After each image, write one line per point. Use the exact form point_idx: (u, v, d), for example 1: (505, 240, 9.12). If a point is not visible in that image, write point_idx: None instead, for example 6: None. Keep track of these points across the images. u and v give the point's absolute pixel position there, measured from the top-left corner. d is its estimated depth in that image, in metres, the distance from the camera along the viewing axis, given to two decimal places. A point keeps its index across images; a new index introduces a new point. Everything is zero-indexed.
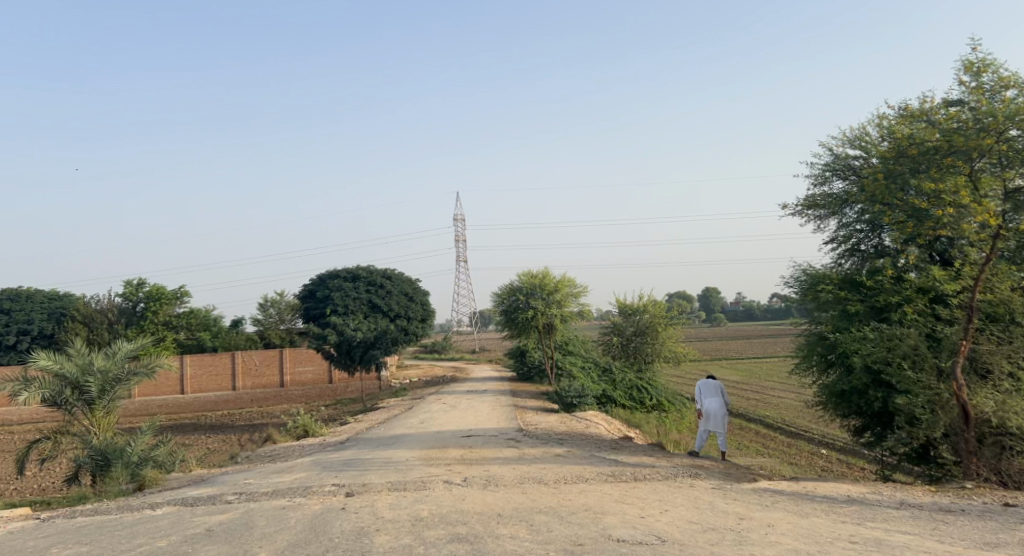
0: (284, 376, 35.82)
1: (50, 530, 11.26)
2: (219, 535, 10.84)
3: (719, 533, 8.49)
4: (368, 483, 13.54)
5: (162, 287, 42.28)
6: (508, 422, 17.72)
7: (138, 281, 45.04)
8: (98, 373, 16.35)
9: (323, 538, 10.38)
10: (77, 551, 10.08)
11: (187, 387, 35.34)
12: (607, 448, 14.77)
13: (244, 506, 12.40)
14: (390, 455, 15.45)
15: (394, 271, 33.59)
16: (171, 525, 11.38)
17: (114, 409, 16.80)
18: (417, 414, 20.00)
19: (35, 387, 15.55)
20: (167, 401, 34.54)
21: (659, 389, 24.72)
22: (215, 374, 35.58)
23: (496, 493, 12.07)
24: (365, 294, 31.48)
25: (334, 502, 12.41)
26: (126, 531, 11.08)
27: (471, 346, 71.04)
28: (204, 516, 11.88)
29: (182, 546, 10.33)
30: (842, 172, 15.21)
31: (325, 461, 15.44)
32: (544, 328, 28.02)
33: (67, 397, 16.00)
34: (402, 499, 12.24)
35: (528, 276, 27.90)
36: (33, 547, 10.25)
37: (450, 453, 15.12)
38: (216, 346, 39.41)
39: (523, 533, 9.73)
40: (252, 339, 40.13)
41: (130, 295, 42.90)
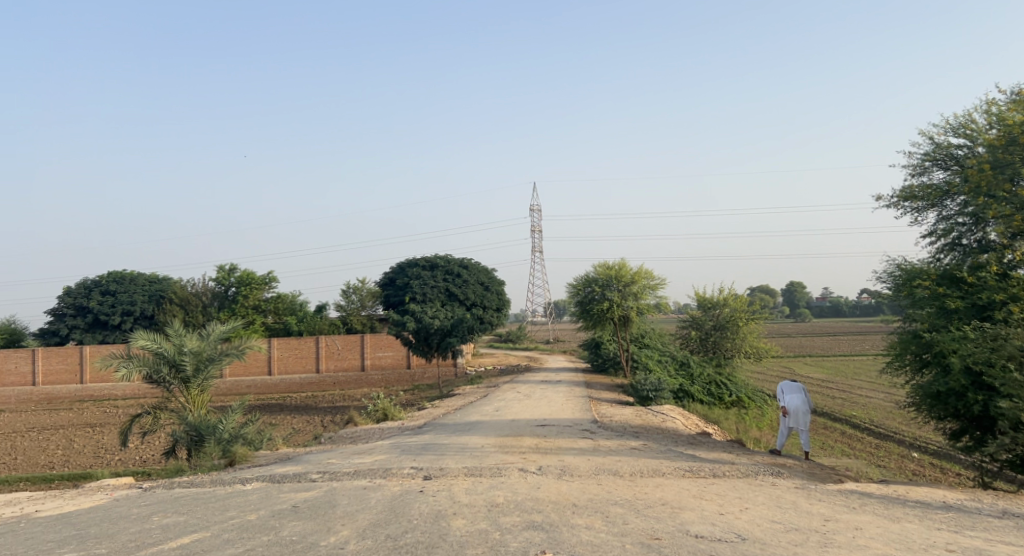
0: (365, 359, 36.62)
1: (152, 500, 11.99)
2: (305, 511, 11.30)
3: (804, 534, 8.25)
4: (445, 468, 13.80)
5: (251, 272, 44.00)
6: (583, 413, 17.69)
7: (230, 265, 47.06)
8: (192, 353, 17.18)
9: (403, 520, 10.66)
10: (175, 520, 10.71)
11: (274, 368, 36.66)
12: (684, 443, 14.55)
13: (328, 485, 12.87)
14: (466, 441, 15.69)
15: (472, 261, 34.22)
16: (260, 500, 11.93)
17: (208, 387, 17.68)
18: (493, 402, 20.20)
19: (136, 365, 16.56)
20: (255, 382, 36.23)
21: (739, 384, 24.10)
22: (300, 357, 36.80)
23: (572, 484, 12.09)
24: (442, 283, 32.37)
25: (412, 484, 12.71)
26: (219, 504, 11.68)
27: (546, 336, 71.01)
28: (291, 493, 12.41)
29: (270, 521, 10.81)
30: (944, 161, 14.41)
31: (404, 445, 15.83)
32: (620, 320, 27.77)
33: (165, 375, 16.96)
34: (478, 485, 12.43)
35: (604, 266, 27.63)
36: (137, 513, 10.94)
37: (525, 442, 15.21)
38: (301, 330, 40.82)
39: (599, 524, 9.73)
40: (335, 324, 41.44)
41: (222, 279, 44.95)
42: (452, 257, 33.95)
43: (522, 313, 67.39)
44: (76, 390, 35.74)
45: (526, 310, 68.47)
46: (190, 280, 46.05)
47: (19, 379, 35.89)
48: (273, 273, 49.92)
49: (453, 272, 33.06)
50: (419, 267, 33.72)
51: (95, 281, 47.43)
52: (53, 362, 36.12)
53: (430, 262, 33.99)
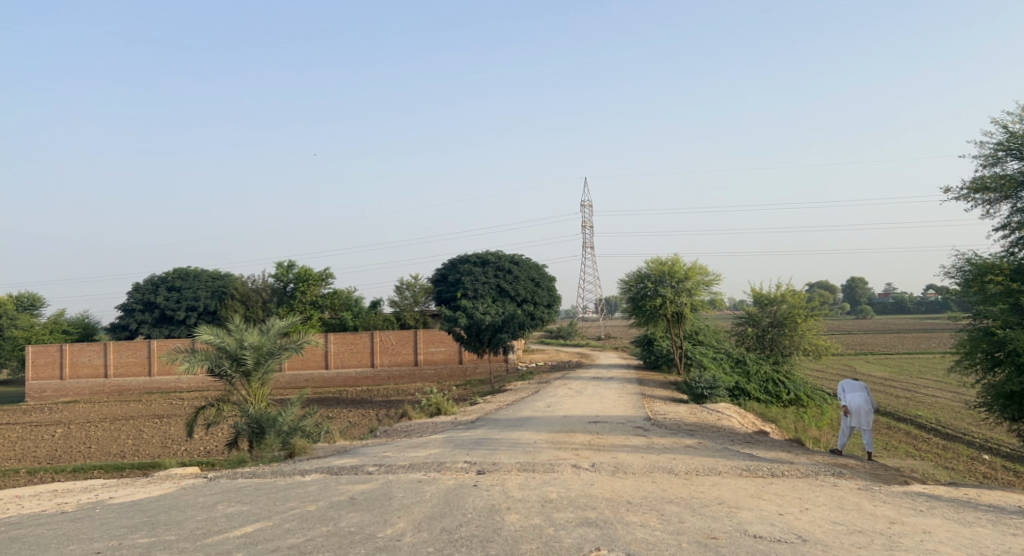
0: (418, 354, 36.99)
1: (217, 489, 12.41)
2: (362, 503, 11.53)
3: (868, 536, 8.03)
4: (499, 462, 13.88)
5: (308, 268, 45.01)
6: (636, 410, 17.55)
7: (289, 262, 48.19)
8: (252, 348, 17.69)
9: (457, 513, 10.77)
10: (240, 509, 11.07)
11: (331, 362, 37.43)
12: (741, 441, 14.29)
13: (384, 478, 13.09)
14: (519, 437, 15.74)
15: (523, 257, 34.30)
16: (320, 491, 12.22)
17: (267, 380, 18.18)
18: (545, 398, 20.21)
19: (200, 358, 17.13)
20: (313, 376, 37.09)
21: (798, 382, 23.54)
22: (356, 351, 37.46)
23: (626, 481, 12.01)
24: (493, 279, 32.50)
25: (466, 478, 12.83)
26: (280, 494, 12.01)
27: (597, 332, 70.65)
28: (349, 485, 12.67)
29: (330, 512, 11.07)
30: (1018, 151, 13.78)
31: (457, 439, 15.97)
32: (674, 316, 27.44)
33: (227, 368, 17.49)
34: (532, 480, 12.47)
35: (657, 262, 27.34)
36: (203, 502, 11.34)
37: (577, 438, 15.18)
38: (357, 325, 41.53)
39: (654, 522, 9.65)
40: (389, 320, 42.05)
41: (281, 276, 46.09)
42: (503, 253, 34.11)
43: (573, 309, 67.23)
44: (144, 382, 37.17)
45: (577, 306, 68.20)
46: (251, 276, 47.35)
47: (92, 370, 37.50)
48: (329, 270, 50.95)
49: (503, 269, 33.16)
50: (471, 263, 33.98)
51: (162, 277, 49.21)
52: (123, 354, 37.63)
53: (481, 259, 34.23)
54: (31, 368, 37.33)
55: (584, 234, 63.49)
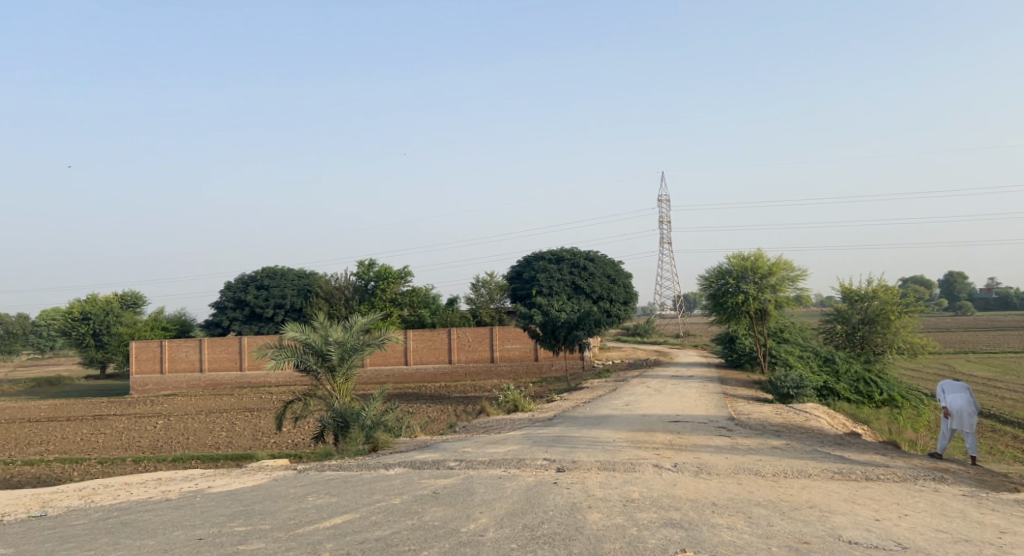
0: (494, 351, 37.25)
1: (306, 481, 12.85)
2: (444, 497, 11.70)
3: (976, 546, 7.58)
4: (578, 460, 13.82)
5: (388, 267, 46.09)
6: (718, 410, 17.14)
7: (369, 260, 49.38)
8: (337, 344, 18.22)
9: (538, 510, 10.79)
10: (328, 500, 11.42)
11: (410, 358, 38.20)
12: (830, 443, 13.76)
13: (465, 473, 13.23)
14: (598, 435, 15.64)
15: (598, 254, 34.05)
16: (403, 485, 12.47)
17: (351, 375, 18.70)
18: (623, 396, 20.01)
19: (288, 354, 17.76)
20: (393, 371, 37.99)
21: (892, 382, 22.49)
22: (434, 348, 38.09)
23: (710, 482, 11.75)
24: (568, 276, 32.38)
25: (545, 476, 12.83)
26: (366, 487, 12.32)
27: (675, 330, 69.49)
28: (431, 479, 12.87)
29: (414, 505, 11.29)
30: None
31: (536, 436, 16.00)
32: (757, 314, 26.68)
33: (313, 364, 18.08)
34: (612, 479, 12.36)
35: (739, 258, 26.67)
36: (294, 494, 11.75)
37: (658, 438, 14.96)
38: (434, 322, 42.19)
39: (741, 525, 9.41)
40: (466, 317, 42.56)
41: (362, 274, 47.39)
42: (578, 250, 33.95)
43: (651, 306, 66.32)
44: (236, 376, 38.88)
45: (654, 303, 67.28)
46: (333, 274, 48.77)
47: (188, 365, 39.45)
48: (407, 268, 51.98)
49: (579, 265, 32.97)
50: (546, 260, 33.98)
51: (251, 276, 51.32)
52: (216, 350, 39.44)
53: (556, 255, 34.19)
54: (135, 362, 39.50)
55: (661, 230, 62.50)
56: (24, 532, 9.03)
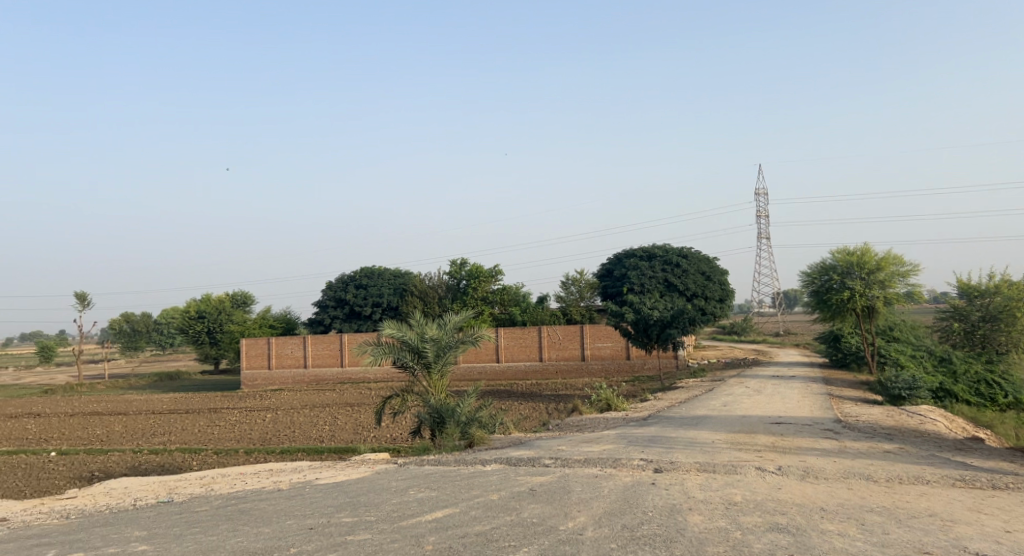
0: (585, 349, 37.06)
1: (407, 475, 13.19)
2: (542, 495, 11.74)
3: None
4: (676, 461, 13.56)
5: (479, 266, 46.72)
6: (823, 411, 16.43)
7: (461, 259, 50.16)
8: (432, 341, 18.60)
9: (637, 511, 10.65)
10: (429, 494, 11.68)
11: (501, 356, 38.58)
12: (950, 449, 12.93)
13: (561, 472, 13.22)
14: (695, 436, 15.30)
15: (692, 250, 33.29)
16: (501, 481, 12.60)
17: (446, 372, 19.03)
18: (721, 396, 19.49)
19: (386, 352, 18.28)
20: (485, 368, 38.52)
21: (1018, 384, 20.91)
22: (525, 345, 38.31)
23: (817, 486, 11.27)
24: (661, 273, 31.84)
25: (643, 476, 12.66)
26: (465, 483, 12.51)
27: (775, 327, 67.12)
28: (528, 477, 12.93)
29: (512, 501, 11.38)
30: None
31: (631, 436, 15.82)
32: (864, 311, 25.43)
33: (410, 361, 18.52)
34: (713, 481, 12.06)
35: (844, 252, 25.51)
36: (397, 487, 12.09)
37: (760, 439, 14.48)
38: (525, 320, 42.39)
39: (854, 532, 8.97)
40: (556, 315, 42.52)
41: (455, 273, 48.24)
42: (671, 246, 33.32)
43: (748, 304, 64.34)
44: (337, 372, 40.40)
45: (752, 301, 65.24)
46: (427, 274, 49.85)
47: (293, 361, 41.29)
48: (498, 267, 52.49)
49: (672, 262, 32.34)
50: (637, 258, 33.55)
51: (350, 277, 53.21)
52: (318, 347, 41.11)
53: (648, 252, 33.69)
54: (246, 358, 41.70)
55: (760, 225, 60.47)
56: (154, 516, 9.68)
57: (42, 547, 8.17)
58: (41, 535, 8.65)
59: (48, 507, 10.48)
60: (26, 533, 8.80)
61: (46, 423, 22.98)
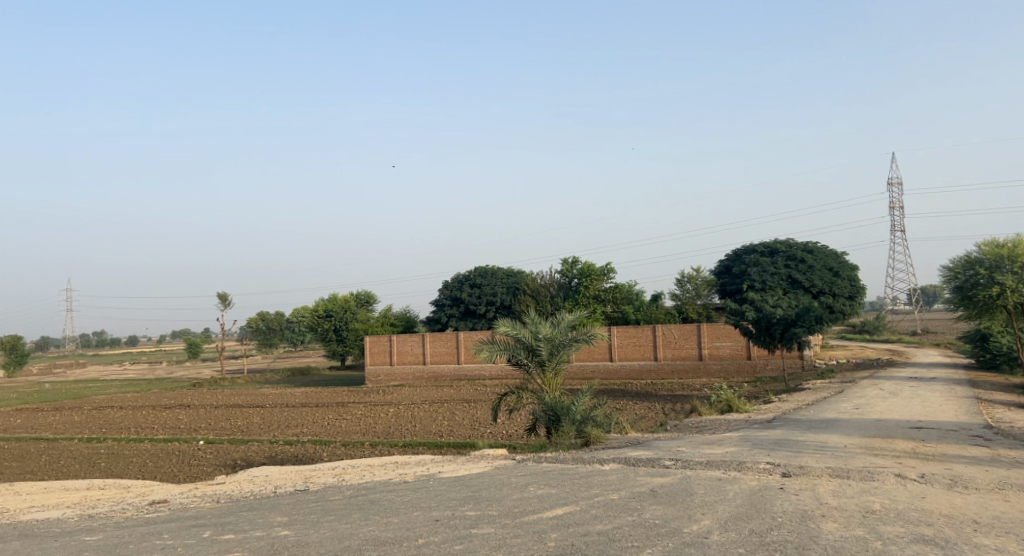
0: (702, 349, 35.99)
1: (527, 471, 13.31)
2: (663, 496, 11.51)
3: None
4: (806, 465, 12.92)
5: (591, 264, 46.50)
6: (970, 416, 15.16)
7: (572, 257, 50.12)
8: (546, 340, 18.70)
9: (765, 516, 10.23)
10: (549, 491, 11.73)
11: (615, 355, 38.27)
12: None
13: (682, 474, 12.90)
14: (825, 439, 14.53)
15: (817, 245, 31.64)
16: (621, 481, 12.46)
17: (561, 371, 19.06)
18: (853, 398, 18.38)
19: (501, 350, 18.53)
20: (598, 367, 38.41)
21: None
22: (640, 345, 37.76)
23: (967, 497, 10.40)
24: (783, 269, 30.47)
25: (770, 480, 12.15)
26: (584, 481, 12.48)
27: (913, 325, 62.71)
28: (647, 477, 12.72)
29: (633, 502, 11.24)
30: None
31: (754, 438, 15.23)
32: (1017, 308, 23.28)
33: (524, 359, 18.68)
34: (847, 487, 11.40)
35: (992, 245, 23.46)
36: (517, 483, 12.23)
37: (898, 445, 13.55)
38: (639, 319, 41.75)
39: (1015, 548, 8.20)
40: (671, 313, 41.57)
41: (566, 272, 48.29)
42: (794, 242, 31.80)
43: (882, 301, 60.46)
44: (454, 369, 41.44)
45: (886, 298, 61.26)
46: (539, 273, 50.17)
47: (413, 358, 42.72)
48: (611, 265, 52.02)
49: (795, 258, 30.86)
50: (758, 254, 32.28)
51: (465, 276, 54.41)
52: (436, 344, 42.30)
53: (770, 248, 32.31)
54: (369, 355, 43.54)
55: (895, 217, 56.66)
56: (294, 503, 10.29)
57: (198, 528, 8.85)
58: (196, 516, 9.38)
59: (201, 492, 11.37)
60: (184, 514, 9.58)
61: (195, 414, 24.96)
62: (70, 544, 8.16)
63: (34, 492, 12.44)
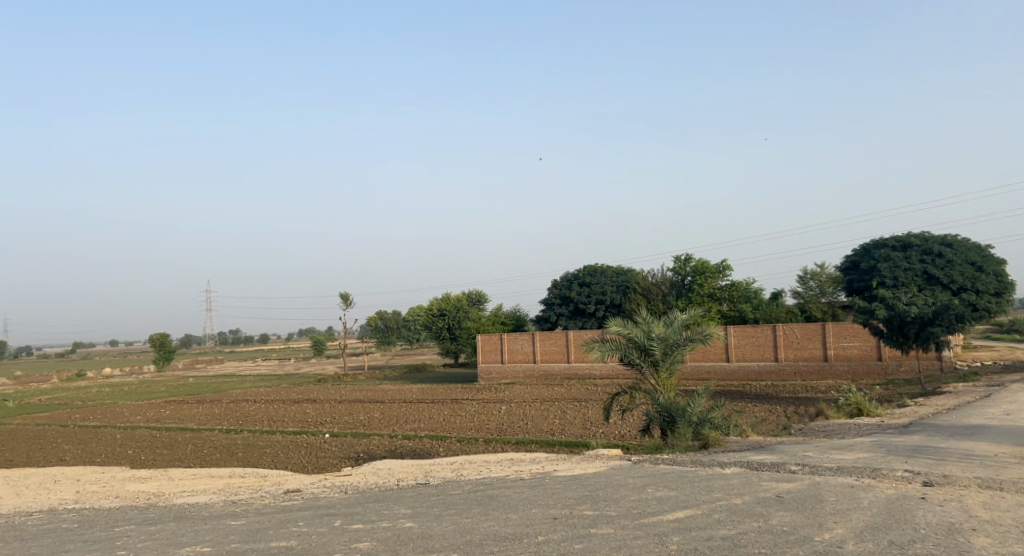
0: (828, 350, 34.17)
1: (644, 472, 13.07)
2: (790, 502, 10.98)
3: None
4: (950, 474, 11.95)
5: (706, 261, 45.22)
6: None
7: (685, 254, 48.90)
8: (659, 339, 18.28)
9: (907, 527, 9.54)
10: (668, 493, 11.46)
11: (732, 355, 37.05)
12: None
13: (811, 479, 12.26)
14: (971, 447, 13.39)
15: (957, 238, 29.27)
16: (743, 485, 12.00)
17: (675, 371, 18.61)
18: (1003, 403, 16.85)
19: (613, 349, 18.31)
20: (714, 368, 37.31)
21: None
22: (759, 345, 36.36)
23: None
24: (918, 265, 28.43)
25: (910, 489, 11.32)
26: (704, 484, 12.11)
27: None
28: (772, 482, 12.17)
29: (758, 507, 10.78)
30: None
31: (889, 444, 14.26)
32: None
33: (637, 359, 18.37)
34: (1000, 500, 10.43)
35: None
36: (634, 484, 12.03)
37: None
38: (758, 318, 40.18)
39: None
40: (792, 312, 39.73)
41: (679, 269, 47.25)
42: (930, 235, 29.56)
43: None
44: (564, 367, 41.46)
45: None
46: (651, 270, 49.33)
47: (524, 356, 43.06)
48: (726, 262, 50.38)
49: (932, 252, 28.72)
50: (889, 248, 30.26)
51: (575, 274, 54.32)
52: (547, 343, 42.43)
53: (902, 242, 30.23)
54: (481, 352, 44.27)
55: None
56: (417, 496, 10.58)
57: (330, 517, 9.27)
58: (328, 506, 9.84)
59: (331, 482, 11.94)
60: (316, 503, 10.07)
61: (321, 408, 26.24)
62: (218, 528, 8.75)
63: (183, 478, 13.50)
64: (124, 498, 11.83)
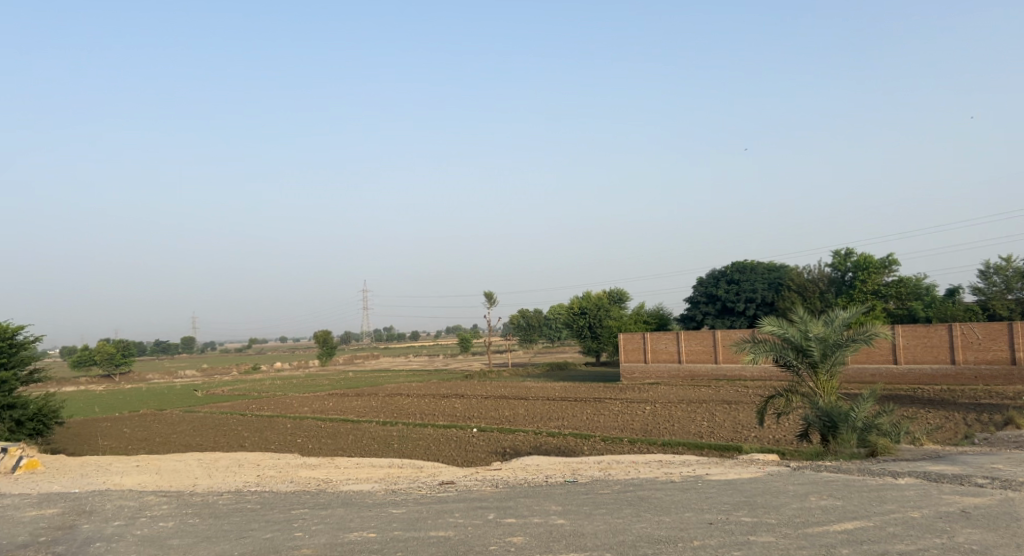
0: (1016, 352, 30.67)
1: (805, 480, 12.31)
2: (979, 519, 9.88)
3: None
4: None
5: (869, 256, 42.02)
6: None
7: (845, 249, 45.74)
8: (818, 340, 17.11)
9: None
10: (834, 503, 10.70)
11: (901, 357, 34.16)
12: None
13: (1003, 495, 10.98)
14: None
15: None
16: (921, 498, 10.95)
17: (836, 373, 17.37)
18: None
19: (766, 350, 17.38)
20: (881, 370, 34.56)
21: None
22: (932, 346, 33.28)
23: None
24: None
25: None
26: (875, 495, 11.18)
27: None
28: (956, 496, 11.02)
29: (939, 522, 9.80)
30: None
31: None
32: None
33: (793, 360, 17.32)
34: None
35: None
36: (796, 491, 11.34)
37: None
38: (930, 317, 36.83)
39: None
40: (972, 311, 36.03)
41: (839, 265, 44.24)
42: None
43: None
44: (711, 368, 40.08)
45: None
46: (806, 266, 46.59)
47: (668, 356, 42.04)
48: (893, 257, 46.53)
49: None
50: None
51: (722, 271, 52.36)
52: (692, 343, 41.20)
53: None
54: (624, 352, 43.72)
55: None
56: (567, 493, 10.59)
57: (483, 510, 9.50)
58: (480, 499, 10.08)
59: (482, 476, 12.24)
60: (470, 496, 10.34)
61: (469, 404, 27.02)
62: (381, 515, 9.20)
63: (346, 467, 14.37)
64: (297, 483, 12.78)
